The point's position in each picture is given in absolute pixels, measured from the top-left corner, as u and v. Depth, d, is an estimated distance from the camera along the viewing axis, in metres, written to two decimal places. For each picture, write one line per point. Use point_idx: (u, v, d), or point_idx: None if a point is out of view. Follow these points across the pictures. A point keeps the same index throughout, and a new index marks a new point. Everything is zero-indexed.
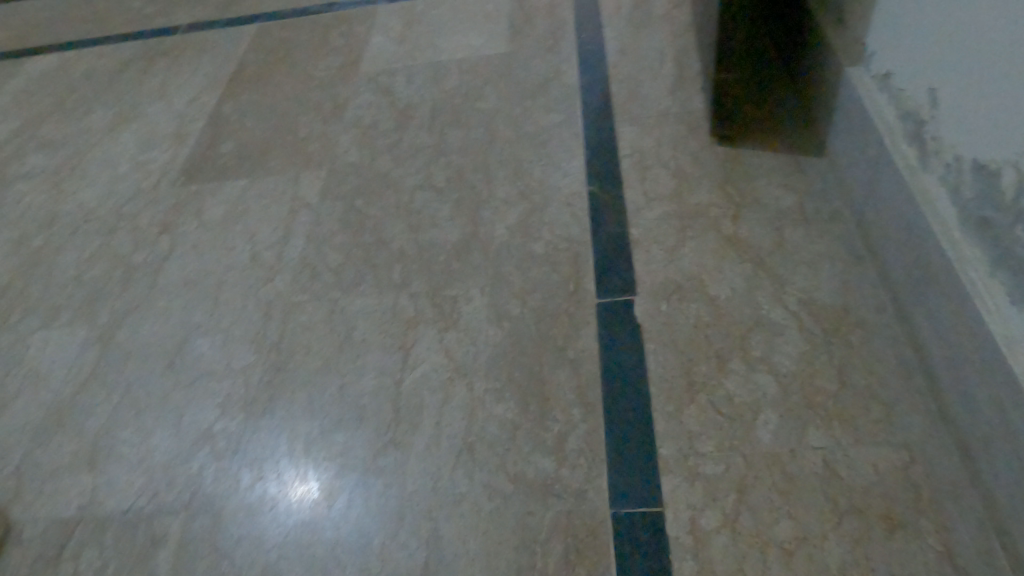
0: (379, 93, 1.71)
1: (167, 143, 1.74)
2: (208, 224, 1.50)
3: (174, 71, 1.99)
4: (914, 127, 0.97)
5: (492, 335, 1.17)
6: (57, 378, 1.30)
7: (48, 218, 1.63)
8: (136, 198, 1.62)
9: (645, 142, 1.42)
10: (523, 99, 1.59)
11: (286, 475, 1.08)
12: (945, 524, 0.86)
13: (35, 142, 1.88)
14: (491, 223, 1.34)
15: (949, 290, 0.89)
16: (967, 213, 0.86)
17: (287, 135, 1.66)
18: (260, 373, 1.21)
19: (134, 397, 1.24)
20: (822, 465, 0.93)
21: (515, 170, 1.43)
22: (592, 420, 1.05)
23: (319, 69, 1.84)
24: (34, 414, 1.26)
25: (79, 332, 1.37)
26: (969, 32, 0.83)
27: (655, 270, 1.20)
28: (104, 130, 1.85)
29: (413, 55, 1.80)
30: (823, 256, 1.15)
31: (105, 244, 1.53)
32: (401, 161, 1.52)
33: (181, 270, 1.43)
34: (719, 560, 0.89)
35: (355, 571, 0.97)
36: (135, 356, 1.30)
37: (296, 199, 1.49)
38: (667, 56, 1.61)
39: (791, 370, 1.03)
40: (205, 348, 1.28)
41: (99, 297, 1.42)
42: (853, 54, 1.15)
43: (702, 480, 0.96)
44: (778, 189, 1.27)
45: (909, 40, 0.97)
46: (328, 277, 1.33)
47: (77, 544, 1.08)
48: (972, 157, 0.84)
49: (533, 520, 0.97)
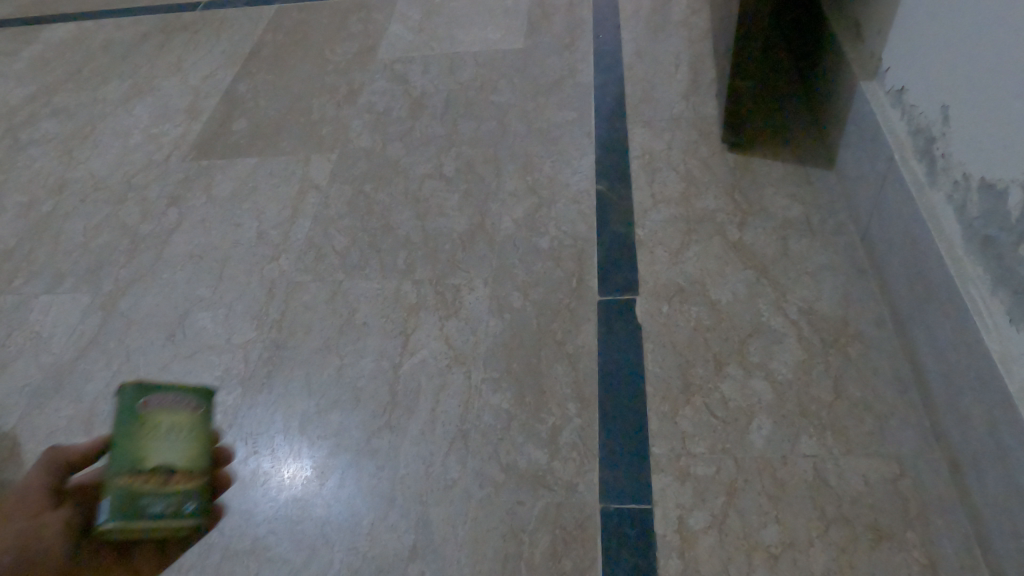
0: (394, 81, 1.71)
1: (181, 117, 1.75)
2: (216, 200, 1.51)
3: (191, 46, 1.99)
4: (924, 143, 0.98)
5: (492, 326, 1.18)
6: (58, 341, 1.31)
7: (58, 184, 1.64)
8: (147, 169, 1.63)
9: (655, 144, 1.43)
10: (537, 95, 1.59)
11: (280, 451, 1.09)
12: (931, 538, 0.86)
13: (48, 107, 1.88)
14: (498, 215, 1.35)
15: (950, 307, 0.89)
16: (971, 231, 0.87)
17: (301, 116, 1.67)
18: (259, 349, 1.22)
19: (133, 365, 1.25)
20: (813, 472, 0.94)
21: (526, 165, 1.44)
22: (587, 415, 1.05)
23: (336, 54, 1.84)
24: (34, 376, 1.27)
25: (82, 298, 1.37)
26: (985, 52, 0.83)
27: (658, 271, 1.21)
28: (118, 100, 1.86)
29: (430, 45, 1.80)
30: (826, 268, 1.16)
31: (114, 213, 1.53)
32: (412, 149, 1.53)
33: (187, 243, 1.43)
34: (705, 561, 0.89)
35: (343, 549, 0.98)
36: (137, 325, 1.31)
37: (306, 180, 1.50)
38: (682, 61, 1.61)
39: (787, 378, 1.04)
40: (207, 322, 1.28)
41: (104, 265, 1.43)
42: (869, 69, 1.16)
43: (693, 480, 0.96)
44: (785, 198, 1.28)
45: (925, 57, 0.98)
46: (334, 259, 1.33)
47: None
48: (980, 176, 0.85)
49: (523, 509, 0.97)
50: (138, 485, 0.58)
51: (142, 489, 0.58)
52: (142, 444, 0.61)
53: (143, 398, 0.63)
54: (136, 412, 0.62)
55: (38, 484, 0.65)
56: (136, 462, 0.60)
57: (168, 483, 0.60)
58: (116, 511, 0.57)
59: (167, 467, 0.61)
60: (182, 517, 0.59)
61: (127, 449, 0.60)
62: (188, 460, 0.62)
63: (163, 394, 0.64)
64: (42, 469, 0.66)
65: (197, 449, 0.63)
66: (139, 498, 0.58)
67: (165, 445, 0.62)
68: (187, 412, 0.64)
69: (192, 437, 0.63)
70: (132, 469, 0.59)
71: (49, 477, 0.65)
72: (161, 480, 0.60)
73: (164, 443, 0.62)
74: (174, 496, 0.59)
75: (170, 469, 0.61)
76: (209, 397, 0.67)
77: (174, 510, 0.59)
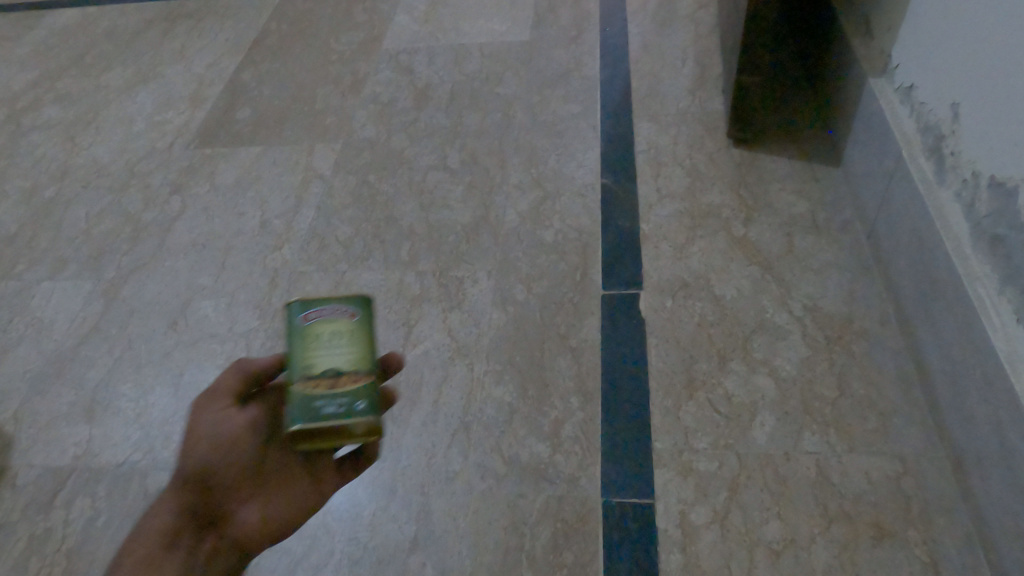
0: (399, 71, 1.70)
1: (185, 104, 1.74)
2: (219, 188, 1.51)
3: (195, 34, 1.98)
4: (933, 141, 0.97)
5: (496, 319, 1.18)
6: (60, 328, 1.31)
7: (61, 170, 1.63)
8: (149, 156, 1.62)
9: (661, 139, 1.42)
10: (542, 87, 1.59)
11: None
12: (933, 537, 0.86)
13: (51, 93, 1.88)
14: (502, 208, 1.34)
15: (956, 306, 0.89)
16: (980, 230, 0.86)
17: (305, 106, 1.66)
18: (261, 338, 1.22)
19: (135, 352, 1.24)
20: (816, 469, 0.94)
21: (530, 158, 1.43)
22: (590, 409, 1.05)
23: (340, 43, 1.83)
24: (36, 362, 1.26)
25: (84, 285, 1.37)
26: (996, 50, 0.82)
27: (662, 266, 1.21)
28: (121, 87, 1.85)
29: (435, 35, 1.79)
30: (832, 265, 1.15)
31: (117, 200, 1.53)
32: (416, 140, 1.52)
33: (189, 231, 1.43)
34: (706, 556, 0.89)
35: (344, 539, 0.98)
36: (139, 312, 1.30)
37: (310, 170, 1.50)
38: (689, 55, 1.60)
39: (791, 375, 1.04)
40: (210, 311, 1.28)
41: (107, 252, 1.42)
42: (878, 65, 1.15)
43: (695, 476, 0.96)
44: (790, 195, 1.27)
45: (935, 54, 0.97)
46: (337, 249, 1.33)
47: (69, 493, 1.09)
48: (989, 174, 0.84)
49: (525, 502, 0.97)
50: (311, 391, 0.67)
51: (315, 393, 0.67)
52: (308, 353, 0.69)
53: (305, 313, 0.72)
54: (300, 328, 0.71)
55: (227, 385, 0.74)
56: (307, 370, 0.69)
57: (335, 386, 0.68)
58: (297, 413, 0.66)
59: (335, 370, 0.68)
60: (354, 415, 0.67)
61: (299, 360, 0.69)
62: (351, 363, 0.69)
63: (321, 306, 0.72)
64: (233, 372, 0.74)
65: (358, 352, 0.70)
66: (314, 401, 0.67)
67: (328, 353, 0.69)
68: (345, 319, 0.71)
69: (352, 340, 0.70)
70: (304, 377, 0.68)
71: (236, 379, 0.74)
72: (330, 383, 0.68)
73: (327, 351, 0.70)
74: (344, 396, 0.67)
75: (336, 374, 0.68)
76: (365, 303, 0.73)
77: (346, 409, 0.67)
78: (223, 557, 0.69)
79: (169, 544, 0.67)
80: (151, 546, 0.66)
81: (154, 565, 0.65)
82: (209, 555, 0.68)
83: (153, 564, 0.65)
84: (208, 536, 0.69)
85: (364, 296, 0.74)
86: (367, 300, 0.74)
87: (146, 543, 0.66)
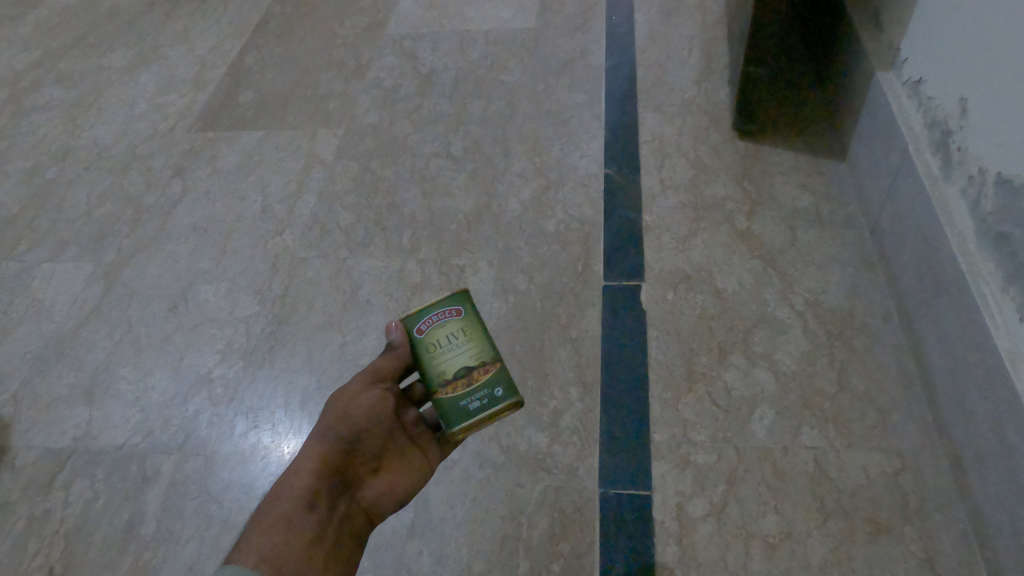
0: (403, 57, 1.69)
1: (187, 87, 1.73)
2: (221, 172, 1.50)
3: (199, 16, 1.97)
4: (940, 136, 0.97)
5: (496, 308, 1.17)
6: (61, 309, 1.31)
7: (62, 152, 1.62)
8: (151, 139, 1.61)
9: (665, 130, 1.41)
10: (548, 75, 1.57)
11: (280, 426, 1.09)
12: (929, 533, 0.86)
13: (52, 74, 1.86)
14: (505, 197, 1.34)
15: (960, 303, 0.88)
16: (985, 226, 0.86)
17: (308, 90, 1.65)
18: (261, 324, 1.22)
19: (135, 335, 1.24)
20: (814, 464, 0.94)
21: (534, 146, 1.42)
22: (589, 400, 1.05)
23: (344, 28, 1.82)
24: (35, 344, 1.26)
25: (85, 267, 1.37)
26: (1004, 45, 0.81)
27: (664, 258, 1.20)
28: (123, 68, 1.84)
29: (440, 21, 1.78)
30: (834, 259, 1.15)
31: (117, 182, 1.52)
32: (420, 127, 1.51)
33: (190, 215, 1.42)
34: (702, 549, 0.89)
35: None
36: (139, 295, 1.30)
37: (312, 155, 1.49)
38: (696, 45, 1.59)
39: (791, 369, 1.03)
40: (210, 295, 1.28)
41: (107, 235, 1.42)
42: (886, 59, 1.14)
43: (693, 468, 0.96)
44: (794, 189, 1.26)
45: (944, 49, 0.96)
46: (338, 235, 1.33)
47: (69, 474, 1.09)
48: (996, 170, 0.84)
49: (522, 492, 0.97)
50: (453, 394, 0.73)
51: (457, 396, 0.73)
52: (436, 360, 0.74)
53: (418, 325, 0.76)
54: (419, 341, 0.75)
55: (383, 365, 0.78)
56: (442, 377, 0.74)
57: (473, 383, 0.73)
58: (450, 418, 0.73)
59: (466, 370, 0.74)
60: (498, 401, 0.73)
61: (430, 371, 0.74)
62: (476, 358, 0.74)
63: (428, 315, 0.76)
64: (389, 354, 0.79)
65: (478, 347, 0.75)
66: (460, 402, 0.73)
67: (453, 354, 0.74)
68: (455, 319, 0.76)
69: (469, 338, 0.75)
70: (441, 383, 0.73)
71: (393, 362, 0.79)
72: (466, 382, 0.73)
73: (452, 354, 0.74)
74: (482, 389, 0.73)
75: (468, 371, 0.74)
76: (464, 298, 0.77)
77: (489, 400, 0.73)
78: (353, 521, 0.72)
79: (311, 504, 0.68)
80: (296, 503, 0.68)
81: (298, 523, 0.66)
82: (342, 517, 0.71)
83: (294, 521, 0.67)
84: (341, 501, 0.72)
85: (460, 292, 0.78)
86: (465, 293, 0.78)
87: (288, 499, 0.68)
